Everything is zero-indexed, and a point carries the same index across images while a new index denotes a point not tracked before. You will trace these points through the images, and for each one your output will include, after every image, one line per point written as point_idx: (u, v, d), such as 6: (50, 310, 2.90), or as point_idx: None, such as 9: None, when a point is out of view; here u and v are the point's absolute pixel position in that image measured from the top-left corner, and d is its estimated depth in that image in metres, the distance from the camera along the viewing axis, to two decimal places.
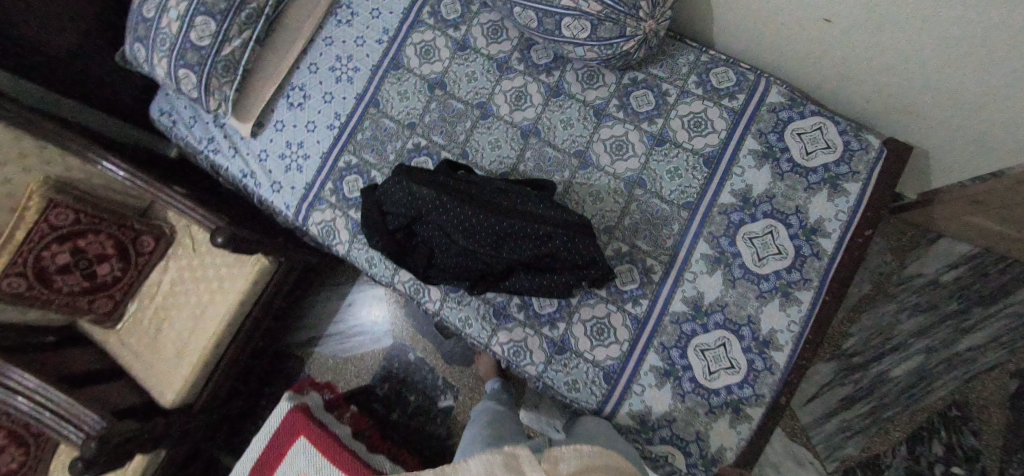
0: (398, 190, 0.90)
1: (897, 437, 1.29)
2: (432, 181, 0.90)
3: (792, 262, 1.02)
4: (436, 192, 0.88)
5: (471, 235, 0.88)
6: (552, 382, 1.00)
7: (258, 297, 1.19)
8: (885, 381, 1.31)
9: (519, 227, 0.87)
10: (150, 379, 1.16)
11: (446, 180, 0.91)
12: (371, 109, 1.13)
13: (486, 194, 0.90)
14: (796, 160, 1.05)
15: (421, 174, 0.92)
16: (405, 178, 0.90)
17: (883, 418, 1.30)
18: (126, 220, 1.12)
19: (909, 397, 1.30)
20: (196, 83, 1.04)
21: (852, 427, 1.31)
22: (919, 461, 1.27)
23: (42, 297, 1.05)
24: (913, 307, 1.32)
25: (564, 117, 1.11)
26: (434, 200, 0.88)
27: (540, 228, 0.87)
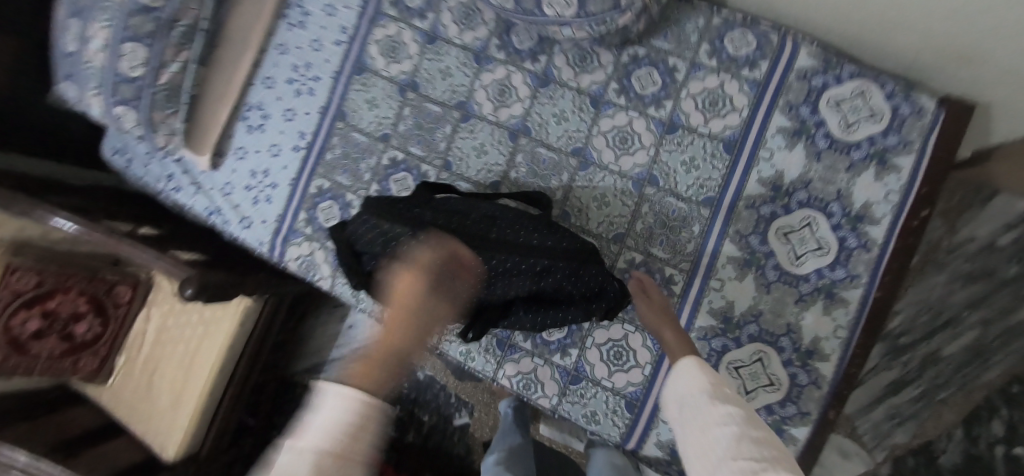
0: (368, 229, 0.77)
1: (952, 419, 1.13)
2: (404, 215, 0.75)
3: (836, 258, 0.87)
4: (411, 227, 0.73)
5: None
6: (570, 415, 0.91)
7: (248, 339, 1.10)
8: (936, 362, 1.13)
9: (511, 262, 0.71)
10: (150, 433, 1.09)
11: (421, 211, 0.77)
12: (338, 123, 1.00)
13: (468, 224, 0.75)
14: (835, 135, 0.88)
15: (393, 206, 0.78)
16: (374, 215, 0.76)
17: (936, 400, 1.14)
18: (96, 273, 1.04)
19: (964, 375, 1.12)
20: (138, 119, 0.92)
21: (902, 412, 1.15)
22: (977, 443, 1.11)
23: (22, 365, 0.98)
24: (965, 278, 1.09)
25: (557, 110, 0.96)
26: (408, 239, 0.73)
27: (537, 262, 0.72)
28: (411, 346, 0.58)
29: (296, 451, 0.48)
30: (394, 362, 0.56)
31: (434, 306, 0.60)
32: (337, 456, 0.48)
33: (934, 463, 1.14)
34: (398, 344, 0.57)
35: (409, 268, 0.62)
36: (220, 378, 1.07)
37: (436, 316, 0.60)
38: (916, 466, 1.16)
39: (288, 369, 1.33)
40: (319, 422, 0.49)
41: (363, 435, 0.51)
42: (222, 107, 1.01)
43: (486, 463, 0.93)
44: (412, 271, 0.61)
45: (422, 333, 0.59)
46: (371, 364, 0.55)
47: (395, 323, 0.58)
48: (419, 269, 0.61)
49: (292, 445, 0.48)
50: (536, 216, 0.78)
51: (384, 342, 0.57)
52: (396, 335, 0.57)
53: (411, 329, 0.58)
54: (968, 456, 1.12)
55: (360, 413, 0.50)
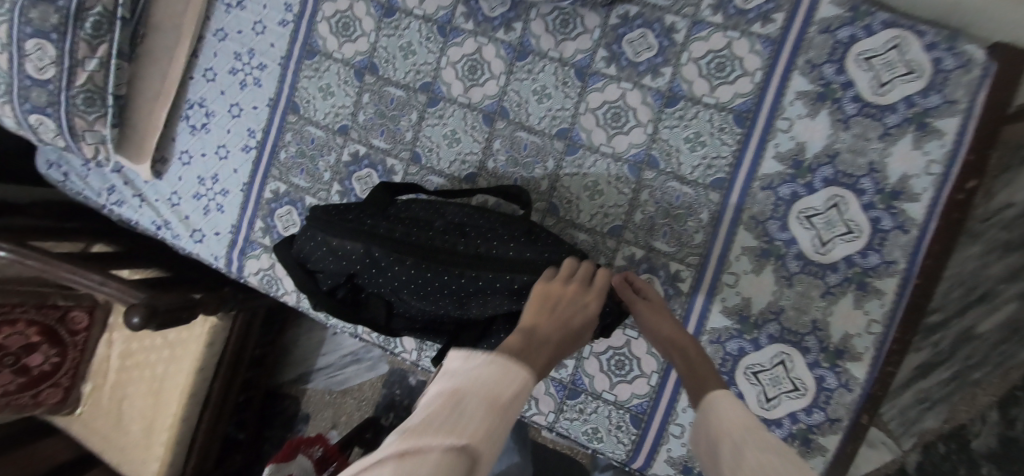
0: (318, 246, 0.71)
1: (986, 401, 0.98)
2: (357, 228, 0.70)
3: (868, 242, 0.75)
4: (363, 243, 0.68)
5: (423, 296, 0.68)
6: (570, 432, 0.83)
7: (220, 358, 0.97)
8: (969, 341, 0.98)
9: (482, 281, 0.65)
10: (125, 463, 0.97)
11: (378, 223, 0.71)
12: (291, 116, 0.88)
13: (432, 237, 0.69)
14: (866, 97, 0.74)
15: (347, 217, 0.72)
16: (324, 231, 0.70)
17: (969, 382, 0.98)
18: (45, 299, 0.89)
19: (1002, 354, 0.96)
20: (57, 129, 0.81)
21: (932, 395, 1.01)
22: (1015, 425, 0.97)
23: None
24: (1003, 249, 0.94)
25: (537, 86, 0.83)
26: (363, 257, 0.68)
27: (513, 280, 0.65)
28: (566, 340, 0.57)
29: (454, 398, 0.41)
30: (554, 351, 0.54)
31: (584, 319, 0.59)
32: (499, 409, 0.41)
33: (967, 449, 1.00)
34: (558, 332, 0.55)
35: (560, 283, 0.61)
36: (194, 402, 0.95)
37: (580, 330, 0.59)
38: (948, 453, 1.01)
39: (274, 380, 1.23)
40: (474, 373, 0.44)
41: (518, 394, 0.44)
42: (158, 107, 0.88)
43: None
44: (562, 285, 0.60)
45: (574, 334, 0.58)
46: (535, 344, 0.53)
47: (547, 320, 0.56)
48: (577, 290, 0.60)
49: (448, 390, 0.42)
50: (513, 224, 0.71)
51: (540, 325, 0.55)
52: (554, 324, 0.56)
53: (567, 324, 0.57)
54: (1005, 440, 0.97)
55: (521, 378, 0.45)
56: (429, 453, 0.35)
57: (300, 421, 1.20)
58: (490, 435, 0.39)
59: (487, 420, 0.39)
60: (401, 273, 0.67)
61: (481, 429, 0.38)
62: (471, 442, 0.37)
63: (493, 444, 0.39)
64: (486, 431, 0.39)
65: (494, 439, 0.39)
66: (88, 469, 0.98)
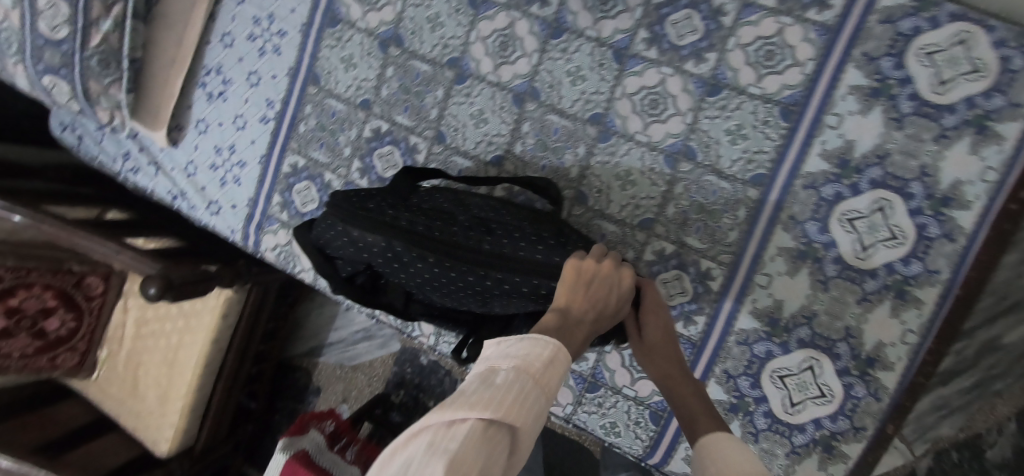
0: (337, 234, 0.66)
1: (1005, 411, 0.97)
2: (377, 219, 0.64)
3: (911, 250, 0.70)
4: (386, 238, 0.63)
5: (445, 293, 0.65)
6: (587, 424, 0.82)
7: (234, 330, 0.95)
8: (994, 350, 0.91)
9: (509, 284, 0.62)
10: (140, 428, 0.96)
11: (399, 214, 0.66)
12: (311, 88, 0.84)
13: (457, 233, 0.65)
14: (923, 96, 0.68)
15: (366, 206, 0.67)
16: (342, 221, 0.65)
17: (990, 392, 0.95)
18: (61, 265, 0.86)
19: None
20: (72, 93, 0.78)
21: (950, 404, 0.97)
22: None
23: None
24: None
25: (571, 66, 0.78)
26: (384, 252, 0.64)
27: (542, 284, 0.61)
28: (600, 320, 0.52)
29: (485, 376, 0.39)
30: (585, 331, 0.51)
31: (622, 296, 0.54)
32: (536, 385, 0.38)
33: (981, 458, 1.00)
34: (591, 312, 0.51)
35: (594, 259, 0.55)
36: (208, 372, 0.94)
37: (615, 311, 0.54)
38: (960, 461, 1.00)
39: (285, 353, 1.22)
40: (508, 351, 0.41)
41: (557, 373, 0.41)
42: (175, 74, 0.85)
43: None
44: (595, 261, 0.54)
45: (610, 315, 0.53)
46: (563, 328, 0.49)
47: (581, 299, 0.51)
48: (613, 265, 0.54)
49: (483, 369, 0.40)
50: (541, 222, 0.68)
51: (571, 305, 0.51)
52: (587, 304, 0.51)
53: (602, 306, 0.52)
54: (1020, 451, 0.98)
55: (557, 357, 0.41)
56: (455, 428, 0.34)
57: (311, 393, 1.20)
58: (522, 409, 0.37)
59: (520, 394, 0.37)
60: (424, 271, 0.63)
61: (510, 402, 0.36)
62: (500, 419, 0.35)
63: (526, 419, 0.37)
64: (517, 405, 0.36)
65: (527, 414, 0.37)
66: (105, 432, 0.98)
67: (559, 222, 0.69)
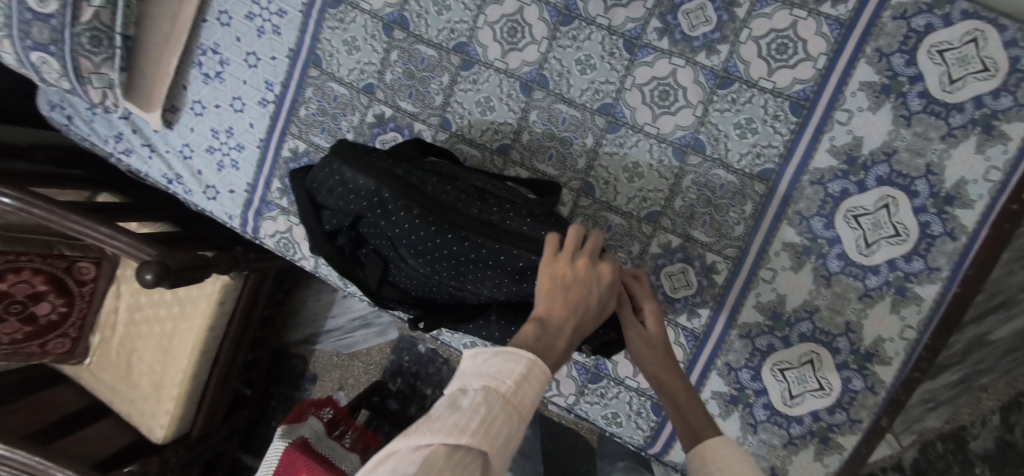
0: (332, 175, 0.65)
1: (990, 405, 0.99)
2: (372, 163, 0.64)
3: (914, 247, 0.71)
4: (376, 180, 0.62)
5: (421, 256, 0.61)
6: (588, 415, 0.82)
7: (231, 317, 0.93)
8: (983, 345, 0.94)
9: (486, 250, 0.59)
10: (135, 415, 0.94)
11: (396, 165, 0.65)
12: (312, 70, 0.81)
13: (448, 194, 0.63)
14: (933, 94, 0.68)
15: (367, 153, 0.66)
16: (340, 160, 0.64)
17: (976, 386, 0.98)
18: (51, 249, 0.84)
19: (1013, 362, 0.96)
20: (62, 71, 0.74)
21: (938, 398, 0.99)
22: (1013, 430, 0.99)
23: None
24: None
25: (581, 55, 0.77)
26: (371, 196, 0.62)
27: (518, 257, 0.58)
28: (584, 325, 0.46)
29: (454, 397, 0.37)
30: (568, 340, 0.44)
31: (603, 295, 0.47)
32: (508, 403, 0.37)
33: (964, 450, 1.01)
34: (572, 320, 0.45)
35: (569, 257, 0.48)
36: (204, 359, 0.92)
37: (598, 311, 0.48)
38: (945, 452, 1.02)
39: (280, 339, 1.21)
40: (483, 369, 0.39)
41: (532, 391, 0.39)
42: (170, 53, 0.81)
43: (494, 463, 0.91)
44: (570, 260, 0.48)
45: (592, 318, 0.47)
46: (541, 342, 0.43)
47: (560, 305, 0.45)
48: (590, 263, 0.47)
49: (455, 388, 0.38)
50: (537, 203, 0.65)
51: (550, 313, 0.45)
52: (567, 310, 0.45)
53: (584, 310, 0.46)
54: (1003, 444, 1.00)
55: (532, 370, 0.39)
56: (418, 454, 0.33)
57: (307, 379, 1.20)
58: (492, 432, 0.35)
59: (488, 419, 0.36)
60: (402, 222, 0.61)
61: (479, 427, 0.35)
62: (467, 443, 0.34)
63: (498, 443, 0.36)
64: (485, 428, 0.35)
65: (497, 438, 0.35)
66: (98, 418, 0.96)
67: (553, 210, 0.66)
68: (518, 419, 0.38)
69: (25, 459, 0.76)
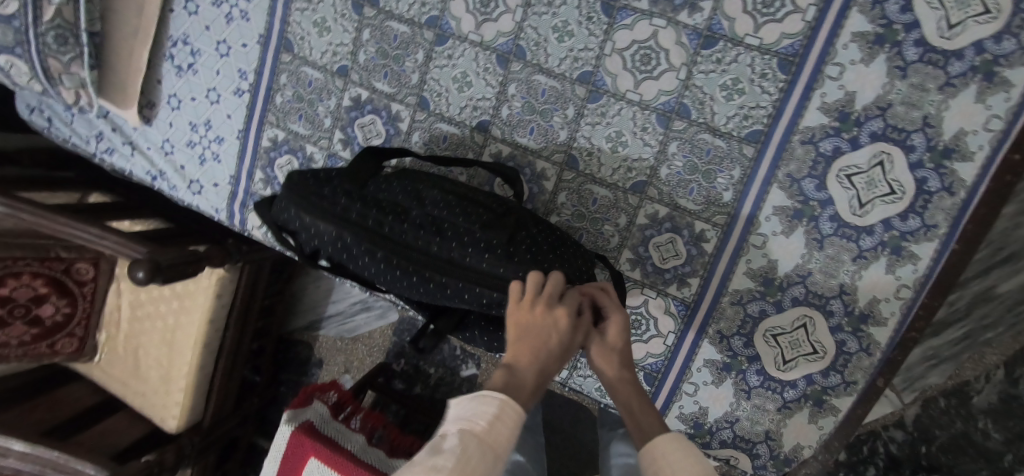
0: (292, 219, 0.66)
1: (994, 360, 0.99)
2: (328, 208, 0.64)
3: (909, 205, 0.68)
4: (336, 227, 0.63)
5: (397, 285, 0.65)
6: (582, 388, 0.83)
7: (231, 308, 0.95)
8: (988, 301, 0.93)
9: (453, 289, 0.62)
10: (147, 406, 0.98)
11: (352, 204, 0.65)
12: (284, 55, 0.80)
13: (407, 231, 0.63)
14: (930, 41, 0.64)
15: (321, 192, 0.66)
16: (296, 207, 0.65)
17: (979, 342, 0.98)
18: (47, 252, 0.85)
19: (1019, 315, 0.95)
20: (32, 72, 0.74)
21: (941, 354, 0.99)
22: (1019, 384, 0.98)
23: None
24: None
25: (558, 21, 0.74)
26: (335, 241, 0.64)
27: (482, 295, 0.62)
28: (551, 365, 0.51)
29: (437, 443, 0.43)
30: (536, 378, 0.50)
31: (565, 336, 0.52)
32: (482, 441, 0.43)
33: (967, 404, 1.01)
34: (537, 362, 0.50)
35: (530, 301, 0.53)
36: (208, 351, 0.94)
37: (563, 350, 0.52)
38: (948, 408, 1.02)
39: (285, 327, 1.25)
40: (464, 414, 0.45)
41: (506, 428, 0.45)
42: (138, 46, 0.80)
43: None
44: (531, 305, 0.52)
45: (559, 360, 0.52)
46: (511, 385, 0.49)
47: (526, 351, 0.50)
48: (548, 307, 0.52)
49: (438, 435, 0.45)
50: (494, 226, 0.65)
51: (517, 359, 0.50)
52: (532, 356, 0.50)
53: (548, 354, 0.50)
54: (1006, 398, 0.99)
55: (506, 409, 0.45)
56: None
57: (315, 363, 1.23)
58: (468, 468, 0.41)
59: (466, 457, 0.41)
60: (371, 264, 0.64)
61: (456, 464, 0.40)
62: None
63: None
64: (461, 465, 0.40)
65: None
66: (114, 412, 1.00)
67: (514, 225, 0.67)
68: (494, 454, 0.43)
69: (45, 454, 0.82)
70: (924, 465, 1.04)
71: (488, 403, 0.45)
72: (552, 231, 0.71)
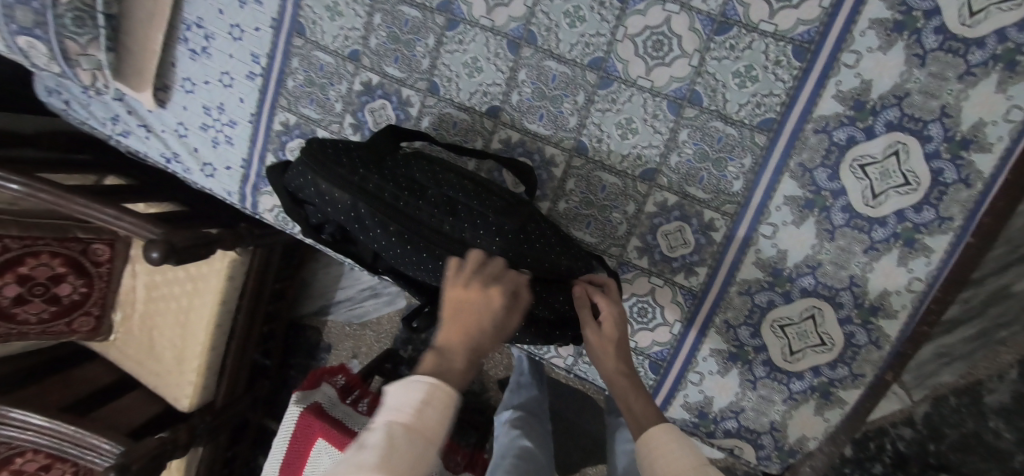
0: (307, 184, 0.65)
1: (1007, 359, 0.98)
2: (346, 176, 0.64)
3: (924, 197, 0.67)
4: (351, 195, 0.63)
5: (402, 261, 0.65)
6: (587, 375, 0.84)
7: (242, 291, 0.96)
8: (1003, 299, 0.92)
9: None
10: (161, 386, 1.00)
11: (370, 175, 0.65)
12: (296, 39, 0.80)
13: (422, 209, 0.64)
14: (951, 29, 0.63)
15: (341, 161, 0.65)
16: (313, 170, 0.64)
17: (993, 340, 0.97)
18: (66, 233, 0.89)
19: None
20: (50, 54, 0.76)
21: (952, 353, 0.98)
22: None
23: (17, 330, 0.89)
24: None
25: (570, 6, 0.73)
26: (348, 211, 0.64)
27: None
28: (482, 347, 0.51)
29: (366, 436, 0.44)
30: (467, 361, 0.50)
31: (497, 316, 0.52)
32: (408, 432, 0.44)
33: (979, 403, 1.00)
34: (467, 345, 0.50)
35: (464, 281, 0.54)
36: (220, 332, 0.96)
37: (497, 330, 0.52)
38: (958, 406, 1.01)
39: (296, 312, 1.26)
40: (393, 406, 0.45)
41: (434, 414, 0.45)
42: (153, 29, 0.81)
43: (500, 420, 0.94)
44: (465, 285, 0.53)
45: (491, 339, 0.52)
46: (439, 369, 0.49)
47: (455, 331, 0.51)
48: (480, 288, 0.53)
49: (368, 427, 0.45)
50: (507, 213, 0.67)
51: (449, 341, 0.51)
52: (461, 337, 0.51)
53: (478, 332, 0.51)
54: (1019, 397, 0.98)
55: (435, 392, 0.46)
56: None
57: (324, 347, 1.25)
58: (395, 463, 0.41)
59: (393, 452, 0.42)
60: (381, 237, 0.64)
61: (380, 459, 0.41)
62: None
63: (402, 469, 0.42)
64: (386, 460, 0.41)
65: (400, 467, 0.41)
66: (129, 390, 1.03)
67: (526, 215, 0.68)
68: (422, 442, 0.44)
69: (64, 428, 0.85)
70: (932, 463, 1.03)
71: (415, 392, 0.46)
72: (562, 233, 0.73)
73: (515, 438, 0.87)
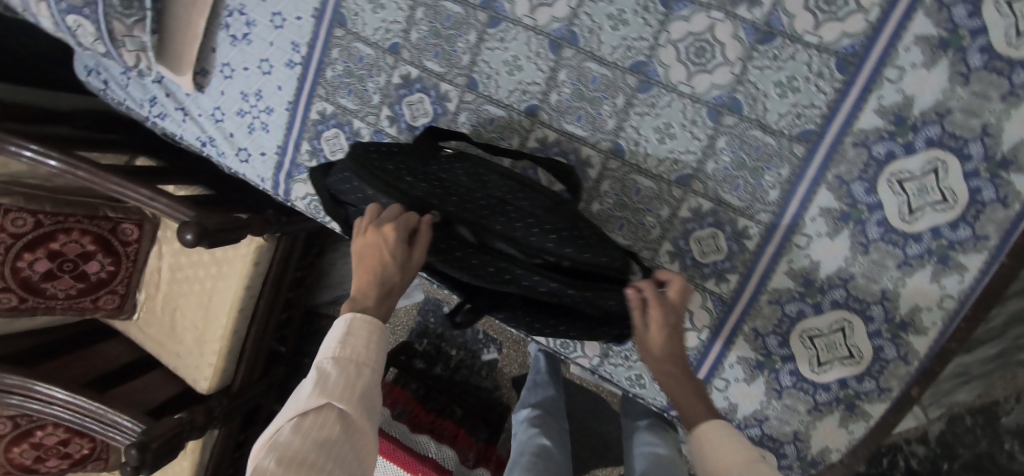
0: (353, 189, 0.68)
1: None
2: (391, 181, 0.65)
3: (961, 214, 0.66)
4: (398, 199, 0.65)
5: (449, 263, 0.66)
6: (612, 376, 0.84)
7: (265, 277, 0.96)
8: None
9: (514, 267, 0.64)
10: (181, 367, 1.01)
11: (414, 180, 0.66)
12: (336, 30, 0.80)
13: (468, 210, 0.65)
14: (996, 48, 0.62)
15: (384, 167, 0.67)
16: (358, 176, 0.66)
17: (1014, 362, 0.97)
18: (96, 211, 0.90)
19: None
20: (96, 34, 0.77)
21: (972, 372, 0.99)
22: None
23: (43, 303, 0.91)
24: None
25: (613, 9, 0.73)
26: None
27: (540, 281, 0.64)
28: (388, 282, 0.58)
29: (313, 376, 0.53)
30: (376, 297, 0.58)
31: (393, 251, 0.58)
32: (338, 360, 0.52)
33: (994, 424, 1.01)
34: (371, 285, 0.58)
35: (363, 230, 0.60)
36: (242, 317, 0.96)
37: (398, 263, 0.59)
38: (973, 426, 1.02)
39: (312, 300, 1.27)
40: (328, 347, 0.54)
41: (360, 340, 0.54)
42: (196, 13, 0.81)
43: (519, 418, 0.95)
44: (364, 233, 0.60)
45: (396, 270, 0.59)
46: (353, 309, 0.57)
47: (364, 274, 0.58)
48: (375, 231, 0.59)
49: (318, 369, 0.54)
50: (556, 212, 0.67)
51: (359, 286, 0.58)
52: (365, 279, 0.58)
53: (381, 267, 0.58)
54: None
55: (354, 324, 0.54)
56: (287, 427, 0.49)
57: None
58: (330, 388, 0.50)
59: (328, 383, 0.50)
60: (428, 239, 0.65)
61: (315, 388, 0.50)
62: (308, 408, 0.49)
63: (338, 390, 0.50)
64: (322, 388, 0.50)
65: (336, 388, 0.50)
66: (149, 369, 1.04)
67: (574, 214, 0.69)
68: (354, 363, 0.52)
69: (85, 404, 0.85)
70: None
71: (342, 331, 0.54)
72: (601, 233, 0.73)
73: (535, 435, 0.88)
